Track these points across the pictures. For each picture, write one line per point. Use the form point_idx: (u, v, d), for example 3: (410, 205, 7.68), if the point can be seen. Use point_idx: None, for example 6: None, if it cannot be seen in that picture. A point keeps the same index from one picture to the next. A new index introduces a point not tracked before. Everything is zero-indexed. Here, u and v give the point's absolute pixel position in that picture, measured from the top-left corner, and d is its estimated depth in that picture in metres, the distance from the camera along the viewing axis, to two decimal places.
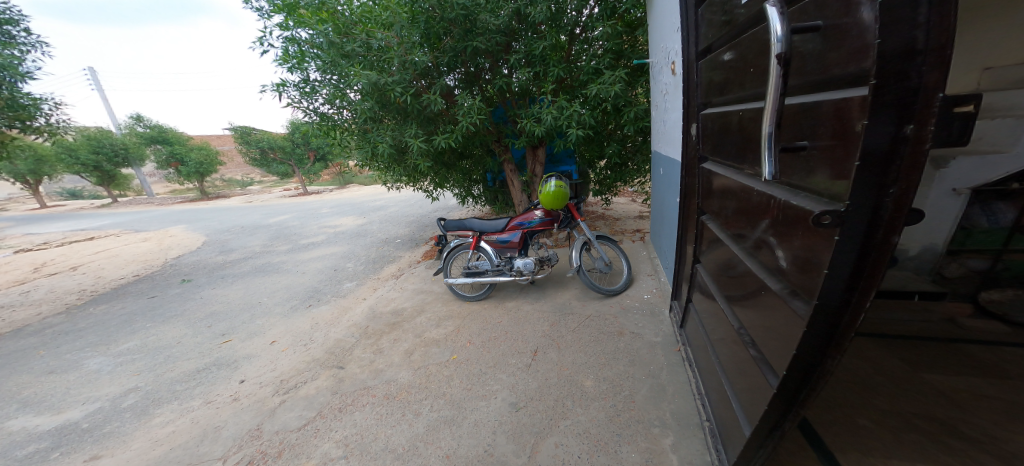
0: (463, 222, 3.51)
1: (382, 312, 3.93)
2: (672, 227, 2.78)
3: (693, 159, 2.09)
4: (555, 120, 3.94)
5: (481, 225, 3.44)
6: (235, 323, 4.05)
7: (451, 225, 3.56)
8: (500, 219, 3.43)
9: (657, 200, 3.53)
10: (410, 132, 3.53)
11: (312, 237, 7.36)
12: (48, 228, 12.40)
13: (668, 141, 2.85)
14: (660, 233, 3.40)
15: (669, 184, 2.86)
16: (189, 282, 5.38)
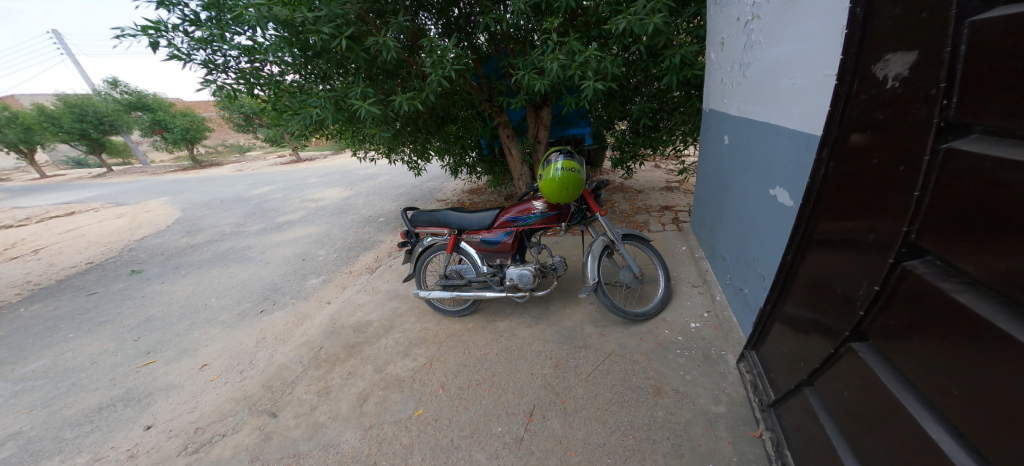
0: (435, 214, 2.55)
1: (342, 327, 3.16)
2: (753, 233, 1.80)
3: (864, 128, 0.90)
4: (567, 70, 2.84)
5: (459, 219, 2.47)
6: (168, 336, 3.33)
7: (420, 217, 2.61)
8: (485, 212, 2.44)
9: (710, 178, 2.50)
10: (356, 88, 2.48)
11: (289, 214, 6.50)
12: (37, 201, 11.96)
13: (755, 96, 1.78)
14: (715, 226, 2.42)
15: (751, 165, 1.82)
16: (138, 274, 4.66)
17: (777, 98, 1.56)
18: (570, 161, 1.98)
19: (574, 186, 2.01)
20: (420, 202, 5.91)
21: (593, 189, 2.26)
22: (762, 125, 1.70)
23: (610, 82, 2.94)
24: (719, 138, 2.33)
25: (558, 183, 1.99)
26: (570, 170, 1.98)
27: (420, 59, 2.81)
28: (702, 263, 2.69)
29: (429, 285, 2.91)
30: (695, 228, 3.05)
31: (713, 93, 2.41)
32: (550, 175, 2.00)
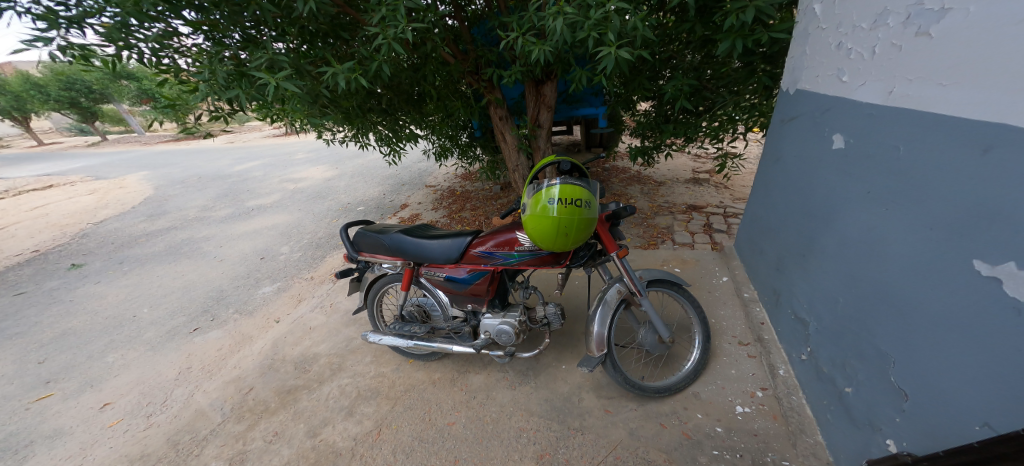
0: (385, 237, 1.85)
1: (284, 359, 2.58)
2: (894, 316, 1.08)
3: None
4: (576, 33, 2.00)
5: (415, 246, 1.77)
6: (81, 359, 2.79)
7: (365, 239, 1.91)
8: (448, 243, 1.73)
9: (785, 195, 1.73)
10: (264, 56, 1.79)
11: (262, 196, 5.84)
12: (22, 171, 11.52)
13: (924, 76, 1.00)
14: (788, 267, 1.68)
15: (896, 199, 1.08)
16: (78, 269, 4.11)
17: (1006, 85, 0.78)
18: (577, 188, 1.25)
19: (582, 228, 1.28)
20: (405, 187, 5.18)
21: (607, 217, 1.52)
22: (929, 132, 0.97)
23: (637, 50, 2.10)
24: (814, 139, 1.54)
25: (555, 224, 1.25)
26: (576, 204, 1.24)
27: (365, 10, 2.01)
28: (754, 311, 1.97)
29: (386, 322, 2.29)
30: (741, 253, 2.30)
31: (812, 67, 1.58)
32: (543, 211, 1.26)
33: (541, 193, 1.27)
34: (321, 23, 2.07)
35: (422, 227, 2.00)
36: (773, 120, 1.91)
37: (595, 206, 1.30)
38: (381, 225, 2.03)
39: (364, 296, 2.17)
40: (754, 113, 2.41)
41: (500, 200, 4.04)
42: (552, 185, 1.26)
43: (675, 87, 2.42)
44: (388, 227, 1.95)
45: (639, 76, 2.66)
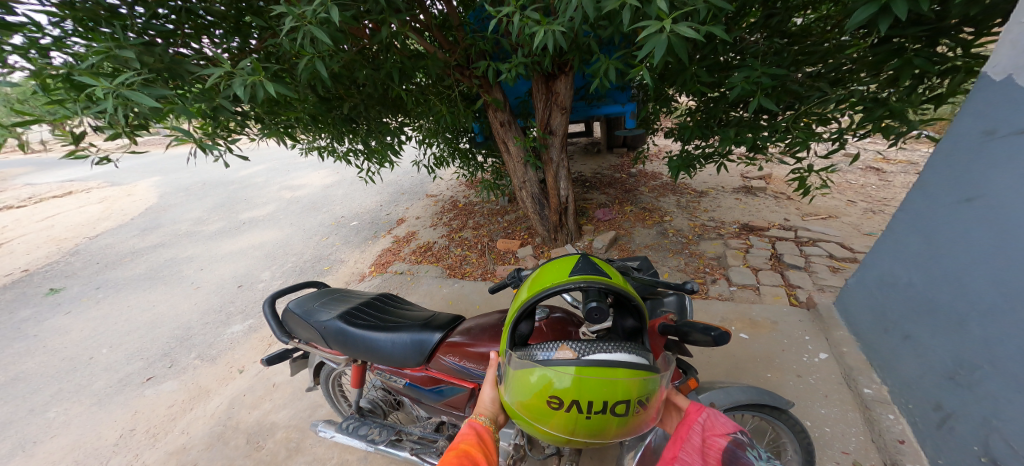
0: (320, 324, 1.38)
1: (235, 427, 2.10)
2: None
3: None
4: (603, 5, 1.33)
5: (358, 339, 1.30)
6: (18, 414, 2.42)
7: (296, 323, 1.44)
8: (395, 346, 1.24)
9: (991, 259, 1.05)
10: (100, 55, 1.38)
11: (256, 207, 5.46)
12: (49, 178, 11.80)
13: None
14: (985, 379, 1.03)
15: None
16: (55, 295, 3.85)
17: None
18: (620, 386, 0.65)
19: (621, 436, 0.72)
20: (404, 198, 4.67)
21: (663, 331, 0.99)
22: None
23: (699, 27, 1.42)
24: None
25: (567, 433, 0.70)
26: (616, 412, 0.66)
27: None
28: (880, 419, 1.28)
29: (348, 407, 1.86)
30: (850, 319, 1.61)
31: None
32: (546, 413, 0.69)
33: (544, 382, 0.68)
34: None
35: (376, 301, 1.51)
36: (964, 132, 1.18)
37: (655, 395, 0.71)
38: (323, 295, 1.56)
39: (316, 372, 1.75)
40: (875, 112, 1.70)
41: (506, 218, 3.48)
42: (569, 370, 0.66)
43: (746, 80, 1.82)
44: (330, 304, 1.47)
45: (693, 64, 1.98)
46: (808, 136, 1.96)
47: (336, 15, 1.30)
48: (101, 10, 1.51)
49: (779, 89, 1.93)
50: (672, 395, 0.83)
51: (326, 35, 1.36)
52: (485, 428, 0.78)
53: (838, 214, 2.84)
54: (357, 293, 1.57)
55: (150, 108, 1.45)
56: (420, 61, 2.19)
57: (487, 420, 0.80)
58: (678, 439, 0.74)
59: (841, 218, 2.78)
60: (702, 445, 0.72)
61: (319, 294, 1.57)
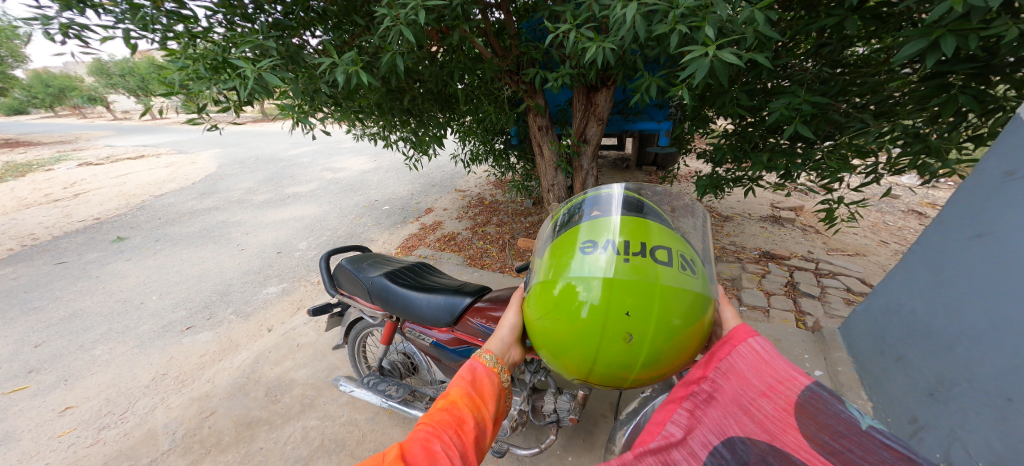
0: (367, 279, 1.57)
1: (257, 380, 2.30)
2: None
3: None
4: (654, 28, 1.47)
5: (398, 296, 1.45)
6: (72, 348, 2.77)
7: (346, 278, 1.64)
8: (430, 303, 1.40)
9: (988, 289, 1.10)
10: (251, 44, 1.77)
11: (300, 184, 5.86)
12: (124, 140, 13.07)
13: None
14: (960, 395, 1.11)
15: None
16: (120, 242, 4.32)
17: None
18: (658, 232, 0.80)
19: (675, 321, 0.73)
20: (434, 190, 4.90)
21: None
22: None
23: (744, 54, 1.53)
24: None
25: (622, 299, 0.72)
26: (659, 257, 0.76)
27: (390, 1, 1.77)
28: None
29: (365, 368, 2.09)
30: (850, 341, 1.63)
31: None
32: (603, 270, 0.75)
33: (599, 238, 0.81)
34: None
35: (415, 268, 1.69)
36: (987, 171, 1.19)
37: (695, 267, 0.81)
38: (370, 258, 1.75)
39: (346, 332, 2.02)
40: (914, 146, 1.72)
41: (529, 219, 3.61)
42: (617, 220, 0.83)
43: (786, 107, 1.88)
44: (376, 266, 1.67)
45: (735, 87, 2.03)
46: (841, 165, 1.99)
47: (422, 18, 1.53)
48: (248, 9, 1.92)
49: (817, 118, 1.98)
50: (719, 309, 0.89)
51: (412, 32, 1.62)
52: (490, 372, 0.80)
53: (866, 253, 2.78)
54: (396, 260, 1.75)
55: (262, 89, 1.78)
56: (479, 64, 2.37)
57: (496, 365, 0.82)
58: (714, 358, 0.77)
59: (868, 257, 2.72)
60: (752, 370, 0.72)
61: (364, 257, 1.77)
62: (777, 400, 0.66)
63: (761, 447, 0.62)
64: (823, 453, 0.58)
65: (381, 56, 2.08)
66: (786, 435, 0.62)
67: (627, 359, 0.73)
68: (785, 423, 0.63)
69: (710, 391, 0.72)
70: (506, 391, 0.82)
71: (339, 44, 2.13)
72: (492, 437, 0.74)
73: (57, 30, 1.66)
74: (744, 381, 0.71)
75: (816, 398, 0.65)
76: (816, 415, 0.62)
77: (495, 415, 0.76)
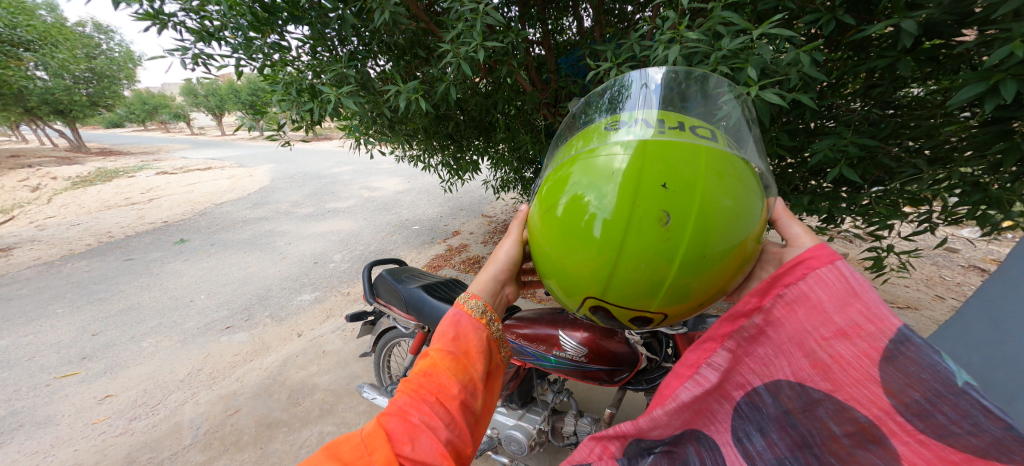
0: (406, 290, 1.86)
1: (281, 382, 2.40)
2: None
3: None
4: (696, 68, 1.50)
5: (432, 307, 1.73)
6: (123, 338, 3.03)
7: (386, 287, 1.95)
8: None
9: None
10: (336, 72, 2.04)
11: (342, 200, 6.22)
12: (197, 152, 14.59)
13: None
14: None
15: None
16: (181, 244, 4.75)
17: None
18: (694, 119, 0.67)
19: (719, 209, 0.58)
20: (464, 213, 5.05)
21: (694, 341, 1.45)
22: None
23: (787, 94, 1.50)
24: None
25: (656, 176, 0.58)
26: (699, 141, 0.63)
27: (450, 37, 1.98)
28: None
29: (388, 378, 2.23)
30: None
31: None
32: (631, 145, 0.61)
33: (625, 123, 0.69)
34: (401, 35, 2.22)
35: (446, 283, 1.98)
36: None
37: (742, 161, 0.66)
38: (405, 272, 2.06)
39: (374, 341, 2.20)
40: (972, 196, 1.63)
41: None
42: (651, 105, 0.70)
43: (831, 148, 1.76)
44: (413, 278, 1.98)
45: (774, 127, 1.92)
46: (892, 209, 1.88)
47: (482, 56, 1.77)
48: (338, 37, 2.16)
49: (865, 162, 1.84)
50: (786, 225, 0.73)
51: (470, 67, 1.83)
52: (474, 324, 0.80)
53: (919, 307, 2.56)
54: (429, 276, 2.06)
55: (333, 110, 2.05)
56: (520, 96, 2.48)
57: (482, 314, 0.82)
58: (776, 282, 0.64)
59: (921, 311, 2.50)
60: (832, 303, 0.57)
61: (400, 270, 2.08)
62: (855, 344, 0.56)
63: (811, 394, 0.59)
64: (898, 410, 0.51)
65: (434, 85, 2.28)
66: (855, 389, 0.55)
67: (661, 254, 0.57)
68: (852, 372, 0.55)
69: (762, 327, 0.65)
70: (496, 344, 0.83)
71: (400, 73, 2.34)
72: (480, 397, 0.76)
73: (191, 58, 1.99)
74: (814, 315, 0.59)
75: (907, 345, 0.52)
76: (902, 367, 0.52)
77: (483, 373, 0.78)
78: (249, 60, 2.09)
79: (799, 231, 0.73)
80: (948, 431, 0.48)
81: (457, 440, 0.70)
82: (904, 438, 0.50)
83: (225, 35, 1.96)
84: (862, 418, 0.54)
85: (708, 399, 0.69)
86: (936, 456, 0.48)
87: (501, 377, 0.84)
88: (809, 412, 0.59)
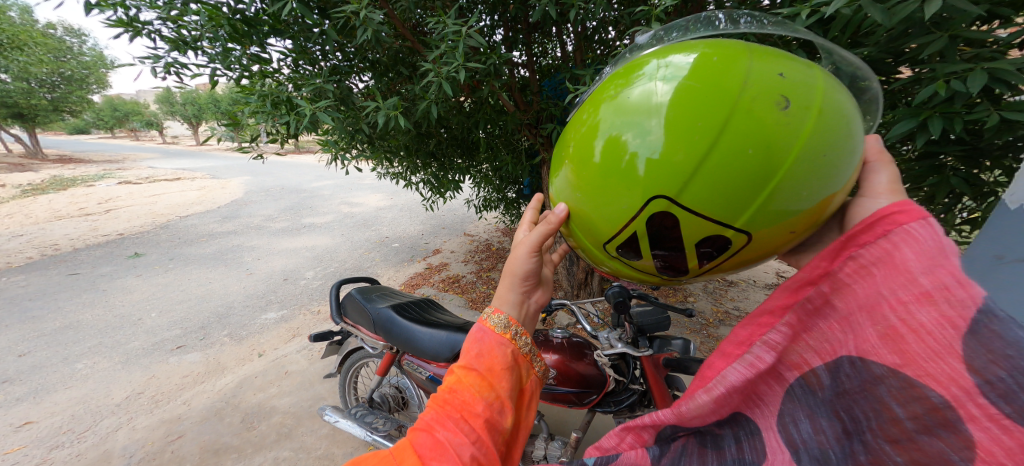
0: (375, 310, 1.79)
1: (235, 405, 2.21)
2: None
3: None
4: None
5: (403, 327, 1.67)
6: (58, 358, 2.74)
7: (354, 307, 1.88)
8: (426, 336, 1.62)
9: None
10: (312, 86, 2.04)
11: (318, 216, 6.06)
12: (168, 163, 14.06)
13: None
14: None
15: None
16: (137, 258, 4.46)
17: None
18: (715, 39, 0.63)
19: (808, 95, 0.53)
20: (444, 232, 5.01)
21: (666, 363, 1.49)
22: None
23: None
24: None
25: (706, 104, 0.52)
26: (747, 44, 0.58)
27: (433, 53, 2.02)
28: None
29: (353, 400, 2.11)
30: None
31: None
32: (664, 78, 0.56)
33: (650, 55, 0.63)
34: (385, 49, 2.24)
35: (418, 303, 1.92)
36: None
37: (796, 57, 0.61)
38: (377, 291, 1.99)
39: (341, 362, 2.08)
40: None
41: None
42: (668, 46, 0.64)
43: None
44: (383, 298, 1.91)
45: None
46: None
47: (466, 73, 1.81)
48: (317, 60, 2.18)
49: None
50: (871, 170, 0.61)
51: (451, 86, 1.86)
52: (500, 340, 0.74)
53: None
54: (401, 295, 2.00)
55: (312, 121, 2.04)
56: (501, 116, 2.55)
57: (506, 329, 0.76)
58: (847, 242, 0.51)
59: None
60: (920, 261, 0.43)
61: (371, 289, 2.02)
62: (936, 308, 0.41)
63: (871, 370, 0.45)
64: (979, 391, 0.36)
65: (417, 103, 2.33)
66: (931, 363, 0.40)
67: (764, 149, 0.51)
68: (928, 343, 0.40)
69: (829, 293, 0.53)
70: (524, 359, 0.77)
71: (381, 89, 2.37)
72: (509, 415, 0.71)
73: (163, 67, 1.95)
74: (890, 276, 0.45)
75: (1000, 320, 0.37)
76: (988, 342, 0.37)
77: (511, 392, 0.72)
78: (226, 70, 2.06)
79: (883, 182, 0.60)
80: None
81: (484, 459, 0.65)
82: (984, 424, 0.35)
83: (203, 44, 1.93)
84: (934, 398, 0.39)
85: (759, 383, 0.57)
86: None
87: (532, 393, 0.78)
88: (867, 392, 0.45)
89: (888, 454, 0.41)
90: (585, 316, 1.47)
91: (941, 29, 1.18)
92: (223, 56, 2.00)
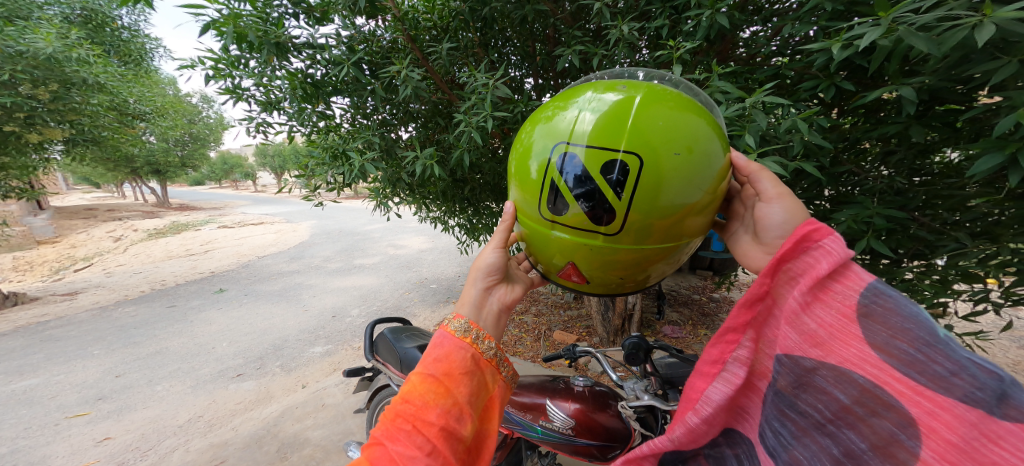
0: (404, 349, 1.89)
1: (274, 434, 2.34)
2: None
3: None
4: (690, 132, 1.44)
5: None
6: (144, 380, 3.16)
7: (385, 345, 2.00)
8: None
9: None
10: (364, 139, 2.34)
11: (370, 256, 6.53)
12: (256, 209, 16.24)
13: None
14: None
15: None
16: (220, 293, 5.09)
17: None
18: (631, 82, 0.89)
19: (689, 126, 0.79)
20: None
21: None
22: None
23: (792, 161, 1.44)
24: None
25: (621, 128, 0.77)
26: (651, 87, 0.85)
27: (462, 108, 2.21)
28: None
29: None
30: None
31: None
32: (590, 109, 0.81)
33: (582, 91, 0.88)
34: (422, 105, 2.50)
35: None
36: None
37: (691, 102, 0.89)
38: (408, 330, 2.10)
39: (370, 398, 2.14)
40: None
41: (569, 312, 3.57)
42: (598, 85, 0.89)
43: (854, 218, 1.45)
44: (412, 337, 2.01)
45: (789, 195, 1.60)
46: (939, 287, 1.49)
47: (490, 125, 1.95)
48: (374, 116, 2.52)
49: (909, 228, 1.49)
50: (758, 179, 0.89)
51: (480, 134, 2.00)
52: (461, 344, 0.86)
53: None
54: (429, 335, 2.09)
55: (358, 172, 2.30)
56: None
57: (465, 334, 0.88)
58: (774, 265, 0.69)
59: None
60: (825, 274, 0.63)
61: (402, 328, 2.12)
62: (833, 306, 0.62)
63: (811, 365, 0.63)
64: (895, 367, 0.54)
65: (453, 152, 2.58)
66: (850, 350, 0.59)
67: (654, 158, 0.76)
68: (844, 338, 0.60)
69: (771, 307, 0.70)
70: (487, 364, 0.88)
71: (421, 139, 2.62)
72: (468, 424, 0.81)
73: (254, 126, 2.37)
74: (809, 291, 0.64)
75: (886, 298, 0.59)
76: (887, 321, 0.58)
77: (467, 397, 0.82)
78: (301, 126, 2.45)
79: (770, 188, 0.88)
80: (954, 385, 0.50)
81: None
82: (908, 395, 0.52)
83: (283, 106, 2.35)
84: (863, 380, 0.57)
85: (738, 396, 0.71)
86: (956, 418, 0.48)
87: (496, 401, 0.88)
88: (816, 385, 0.62)
89: (851, 439, 0.56)
90: (610, 364, 1.38)
91: (1008, 54, 0.99)
92: (298, 114, 2.40)
